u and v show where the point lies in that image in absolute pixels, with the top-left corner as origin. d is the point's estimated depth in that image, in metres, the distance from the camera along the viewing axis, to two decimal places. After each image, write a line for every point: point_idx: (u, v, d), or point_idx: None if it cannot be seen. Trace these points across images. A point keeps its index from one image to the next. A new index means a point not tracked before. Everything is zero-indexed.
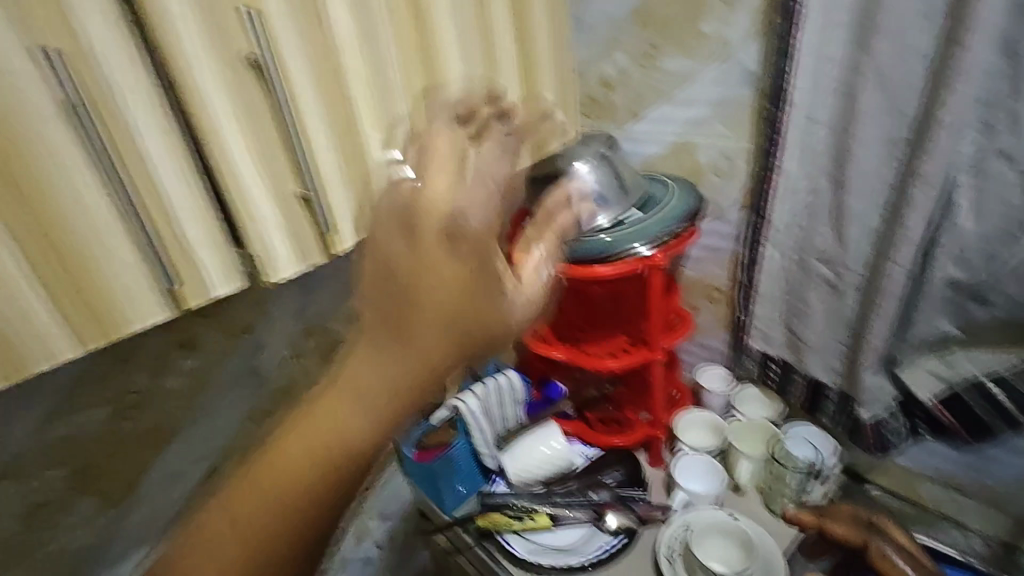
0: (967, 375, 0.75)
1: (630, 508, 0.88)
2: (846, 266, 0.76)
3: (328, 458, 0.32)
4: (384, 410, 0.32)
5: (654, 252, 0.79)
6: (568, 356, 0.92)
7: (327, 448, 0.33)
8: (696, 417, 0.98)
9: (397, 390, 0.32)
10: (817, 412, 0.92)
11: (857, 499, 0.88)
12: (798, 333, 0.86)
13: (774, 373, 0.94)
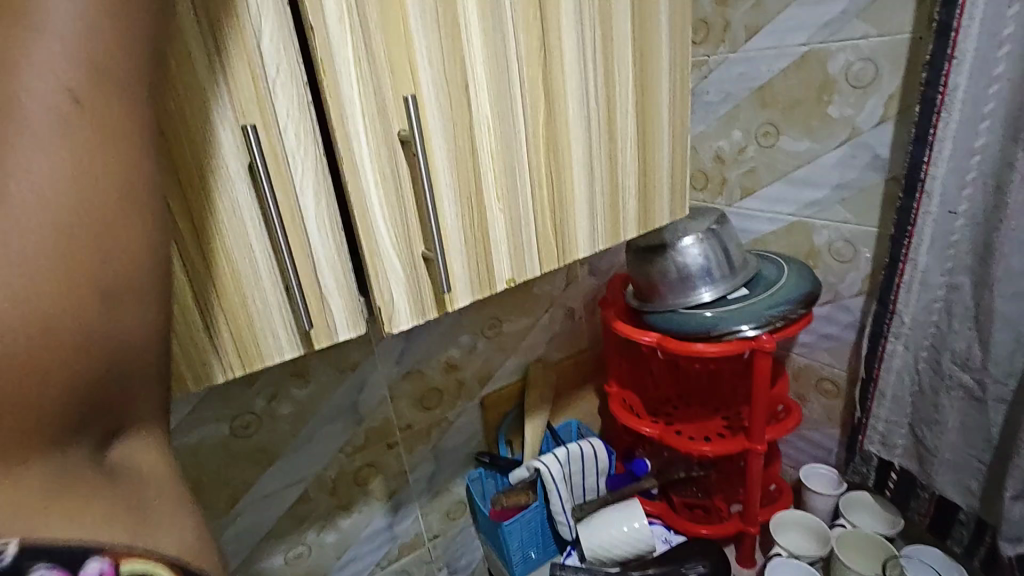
0: None
1: None
2: (988, 374, 0.68)
3: (93, 349, 0.24)
4: (67, 195, 0.23)
5: (762, 334, 0.75)
6: (656, 433, 0.87)
7: (58, 285, 0.23)
8: (796, 517, 0.90)
9: (83, 141, 0.23)
10: (946, 536, 0.80)
11: None
12: (925, 442, 0.77)
13: (892, 484, 0.85)
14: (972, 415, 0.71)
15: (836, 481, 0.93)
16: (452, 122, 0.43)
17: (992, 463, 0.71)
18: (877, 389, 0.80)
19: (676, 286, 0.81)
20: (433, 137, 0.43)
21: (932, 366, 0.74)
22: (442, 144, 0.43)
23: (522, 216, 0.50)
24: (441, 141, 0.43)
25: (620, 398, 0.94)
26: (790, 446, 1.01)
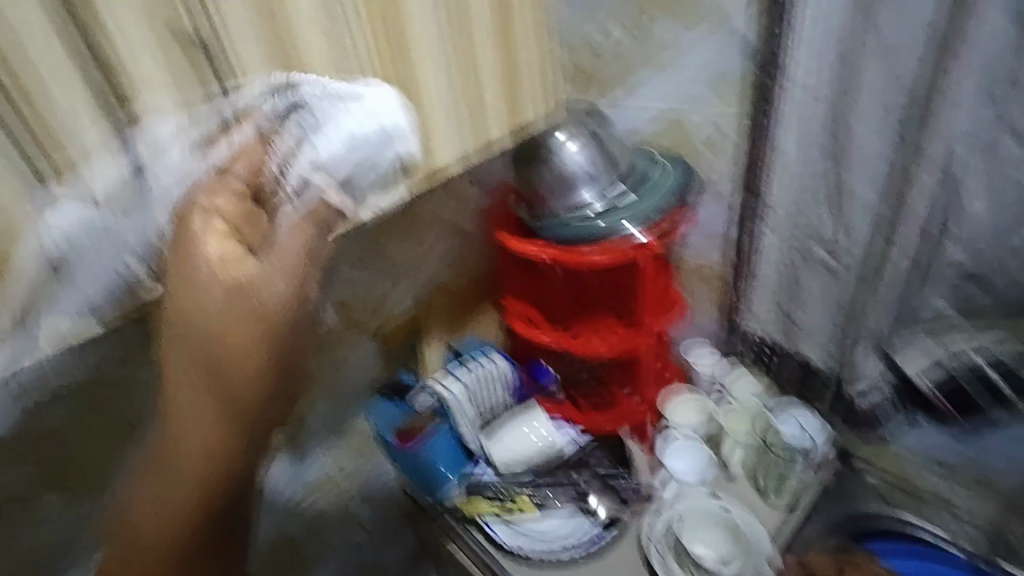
0: (967, 361, 0.77)
1: (616, 495, 0.86)
2: (842, 246, 0.76)
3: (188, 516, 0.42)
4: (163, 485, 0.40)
5: (632, 248, 0.77)
6: (555, 340, 0.93)
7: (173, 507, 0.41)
8: (686, 397, 0.94)
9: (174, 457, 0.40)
10: (810, 396, 0.93)
11: (850, 484, 0.86)
12: (794, 316, 0.86)
13: (767, 360, 0.95)
14: (834, 286, 0.80)
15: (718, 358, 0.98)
16: (269, 31, 0.38)
17: (844, 326, 0.82)
18: (750, 273, 0.87)
19: (563, 191, 0.79)
20: (243, 50, 0.37)
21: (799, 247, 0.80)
22: (251, 56, 0.38)
23: (375, 151, 0.43)
24: (251, 56, 0.38)
25: (521, 312, 0.95)
26: None
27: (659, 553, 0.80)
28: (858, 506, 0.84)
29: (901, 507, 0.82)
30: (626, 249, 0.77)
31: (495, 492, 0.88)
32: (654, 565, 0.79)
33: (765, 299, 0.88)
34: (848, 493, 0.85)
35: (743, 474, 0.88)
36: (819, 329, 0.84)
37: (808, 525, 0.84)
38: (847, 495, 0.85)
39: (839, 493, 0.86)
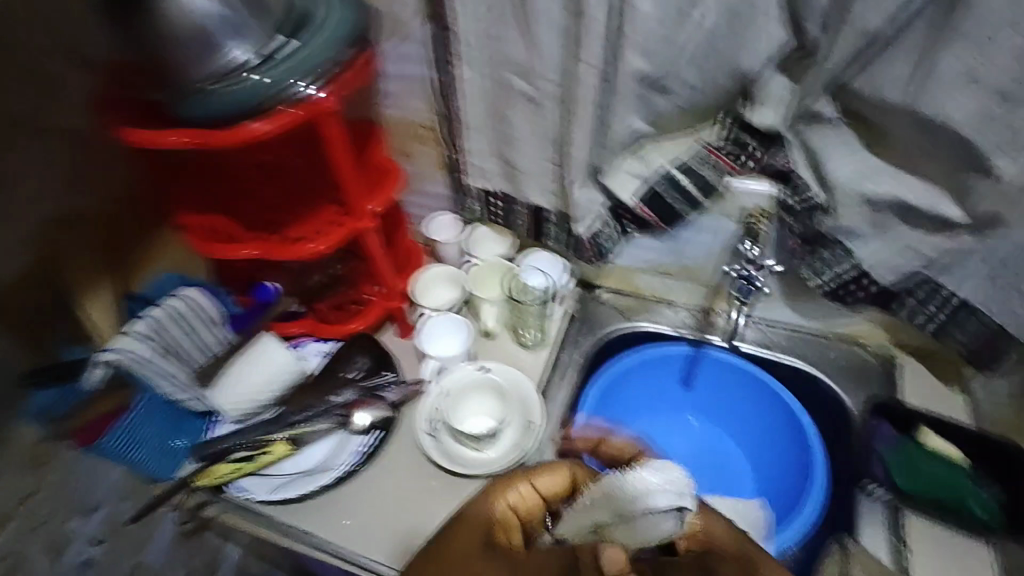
0: (660, 170, 0.76)
1: (381, 400, 0.78)
2: (539, 75, 0.69)
3: None
4: None
5: (293, 108, 0.59)
6: (261, 251, 0.75)
7: None
8: (434, 272, 0.91)
9: None
10: (544, 238, 0.90)
11: (590, 307, 0.95)
12: (511, 162, 0.81)
13: (498, 209, 0.89)
14: (538, 122, 0.74)
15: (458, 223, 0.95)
16: None
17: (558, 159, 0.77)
18: (461, 122, 0.79)
19: (196, 45, 0.58)
20: None
21: (499, 83, 0.73)
22: None
23: None
24: None
25: (199, 225, 0.75)
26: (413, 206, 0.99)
27: (430, 432, 0.77)
28: (601, 326, 0.94)
29: (635, 316, 0.94)
30: (284, 112, 0.59)
31: (241, 448, 0.73)
32: (427, 450, 0.76)
33: (481, 148, 0.81)
34: (595, 318, 0.95)
35: (504, 328, 0.91)
36: (536, 171, 0.80)
37: (566, 352, 0.91)
38: (592, 320, 0.94)
39: (586, 318, 0.95)
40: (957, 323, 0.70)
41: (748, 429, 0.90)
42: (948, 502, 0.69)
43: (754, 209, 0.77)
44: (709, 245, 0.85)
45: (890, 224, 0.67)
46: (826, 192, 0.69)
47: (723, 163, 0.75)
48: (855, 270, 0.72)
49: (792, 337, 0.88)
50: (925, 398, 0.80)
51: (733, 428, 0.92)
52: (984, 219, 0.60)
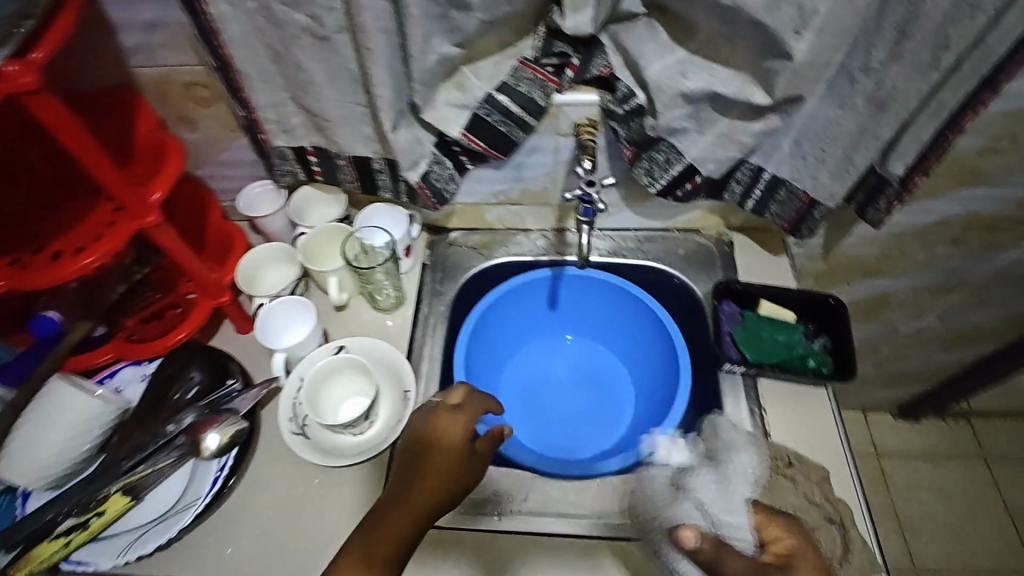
0: (480, 94, 0.70)
1: (229, 413, 0.67)
2: (314, 4, 0.58)
3: None
4: None
5: None
6: (15, 283, 0.57)
7: None
8: (261, 253, 0.80)
9: None
10: (375, 189, 0.80)
11: (445, 252, 0.91)
12: (313, 109, 0.70)
13: (315, 165, 0.78)
14: (329, 59, 0.63)
15: (277, 192, 0.84)
16: None
17: (368, 100, 0.67)
18: (238, 70, 0.66)
19: None
20: None
21: (269, 17, 0.60)
22: None
23: None
24: None
25: None
26: (218, 180, 0.85)
27: (298, 429, 0.70)
28: (458, 270, 0.90)
29: (492, 252, 0.91)
30: None
31: (66, 517, 0.60)
32: (297, 450, 0.69)
33: (274, 98, 0.69)
34: (451, 263, 0.90)
35: (355, 294, 0.84)
36: (343, 116, 0.70)
37: (427, 305, 0.86)
38: (450, 266, 0.90)
39: (443, 266, 0.90)
40: (774, 199, 0.75)
41: (620, 337, 0.94)
42: (790, 366, 0.76)
43: (583, 121, 0.74)
44: (548, 165, 0.81)
45: (707, 118, 0.68)
46: (644, 92, 0.67)
47: (544, 78, 0.70)
48: (686, 167, 0.72)
49: (641, 240, 0.91)
50: (761, 270, 0.86)
51: (626, 352, 0.94)
52: (786, 100, 0.63)
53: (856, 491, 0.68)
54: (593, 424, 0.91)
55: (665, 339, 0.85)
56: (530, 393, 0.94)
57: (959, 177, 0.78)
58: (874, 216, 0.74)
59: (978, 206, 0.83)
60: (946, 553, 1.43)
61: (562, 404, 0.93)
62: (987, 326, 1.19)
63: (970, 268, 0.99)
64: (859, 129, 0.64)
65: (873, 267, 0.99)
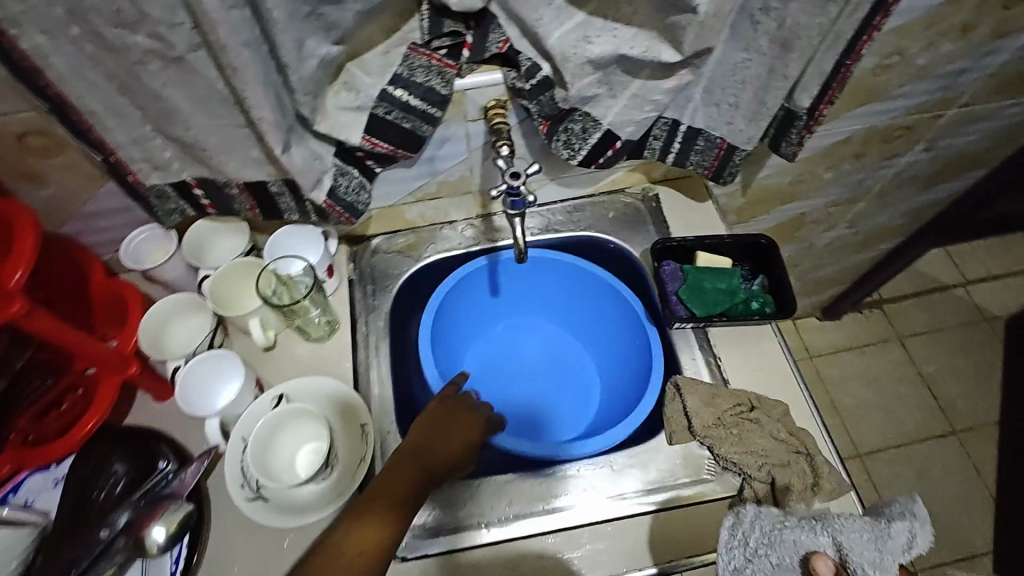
0: (374, 92, 0.63)
1: (172, 499, 0.60)
2: (154, 22, 0.48)
3: None
4: None
5: None
6: None
7: None
8: (164, 309, 0.71)
9: None
10: (279, 213, 0.72)
11: (370, 262, 0.85)
12: (186, 140, 0.60)
13: (203, 198, 0.69)
14: (190, 82, 0.54)
15: (165, 234, 0.74)
16: None
17: (248, 121, 0.59)
18: (80, 110, 0.55)
19: None
20: None
21: (101, 44, 0.50)
22: None
23: None
24: None
25: None
26: (89, 234, 0.73)
27: (254, 494, 0.63)
28: (389, 278, 0.84)
29: (420, 252, 0.86)
30: None
31: None
32: (259, 516, 0.63)
33: (133, 134, 0.59)
34: (379, 272, 0.84)
35: (282, 329, 0.77)
36: (224, 142, 0.61)
37: (365, 323, 0.81)
38: (379, 276, 0.84)
39: (371, 277, 0.84)
40: (695, 150, 0.74)
41: (572, 314, 0.94)
42: (736, 313, 0.76)
43: (491, 103, 0.69)
44: (463, 154, 0.76)
45: (618, 80, 0.65)
46: (549, 64, 0.63)
47: (440, 64, 0.64)
48: (604, 134, 0.70)
49: (570, 210, 0.88)
50: (690, 218, 0.87)
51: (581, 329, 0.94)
52: (694, 53, 0.61)
53: (814, 417, 0.72)
54: (558, 403, 0.91)
55: (619, 308, 0.85)
56: (495, 384, 0.92)
57: (857, 97, 0.80)
58: (788, 149, 0.75)
59: (876, 120, 0.87)
60: (882, 432, 1.58)
61: (530, 393, 0.92)
62: (889, 226, 1.28)
63: (872, 177, 1.04)
64: (766, 71, 0.64)
65: (789, 193, 1.02)
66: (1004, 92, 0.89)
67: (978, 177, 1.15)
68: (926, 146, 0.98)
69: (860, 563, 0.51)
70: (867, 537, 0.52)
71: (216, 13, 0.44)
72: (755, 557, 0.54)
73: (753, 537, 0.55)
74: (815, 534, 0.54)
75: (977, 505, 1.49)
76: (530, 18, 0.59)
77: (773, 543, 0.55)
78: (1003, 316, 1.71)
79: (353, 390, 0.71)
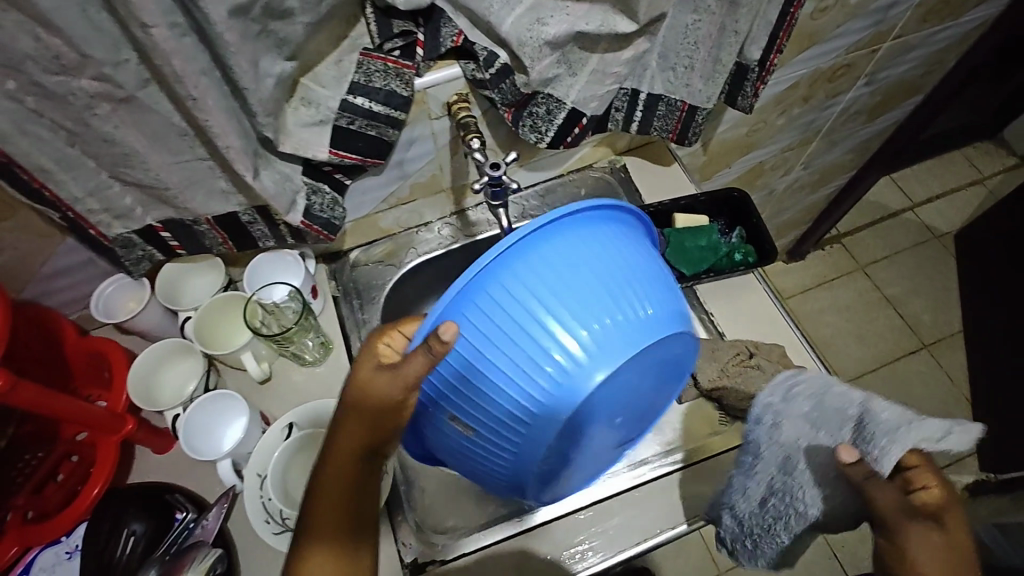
0: (335, 104, 0.62)
1: (201, 546, 0.58)
2: (98, 63, 0.45)
3: None
4: None
5: None
6: None
7: None
8: (150, 359, 0.68)
9: None
10: (255, 242, 0.70)
11: (353, 276, 0.83)
12: (147, 182, 0.57)
13: (171, 240, 0.66)
14: (144, 121, 0.51)
15: (136, 282, 0.71)
16: None
17: (212, 152, 0.57)
18: (28, 167, 0.52)
19: None
20: None
21: (41, 94, 0.47)
22: None
23: None
24: None
25: None
26: (53, 295, 0.69)
27: (280, 527, 0.62)
28: (374, 290, 0.83)
29: (400, 259, 0.85)
30: None
31: None
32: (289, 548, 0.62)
33: (89, 184, 0.56)
34: (363, 285, 0.83)
35: (276, 359, 0.75)
36: (187, 178, 0.58)
37: (358, 337, 0.80)
38: (364, 289, 0.83)
39: (356, 291, 0.83)
40: (657, 115, 0.75)
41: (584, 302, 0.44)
42: (722, 267, 0.79)
43: (454, 98, 0.68)
44: (430, 152, 0.75)
45: (576, 58, 0.65)
46: (506, 50, 0.63)
47: (396, 66, 0.63)
48: (569, 113, 0.70)
49: (542, 194, 0.88)
50: (659, 184, 0.88)
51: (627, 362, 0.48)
52: (648, 20, 0.62)
53: (810, 355, 0.75)
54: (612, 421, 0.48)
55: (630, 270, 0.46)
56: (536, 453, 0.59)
57: (801, 42, 0.83)
58: (744, 103, 0.77)
59: (819, 62, 0.90)
60: (861, 358, 1.65)
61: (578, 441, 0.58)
62: (840, 161, 1.33)
63: (821, 118, 1.08)
64: (718, 29, 0.65)
65: (747, 144, 1.04)
66: (931, 19, 0.93)
67: (916, 103, 1.21)
68: (867, 80, 1.02)
69: (879, 428, 0.50)
70: (900, 408, 0.51)
71: (168, 44, 0.41)
72: (793, 402, 0.58)
73: (792, 389, 0.59)
74: (852, 396, 0.55)
75: (956, 409, 1.59)
76: (479, 7, 0.59)
77: (817, 400, 0.57)
78: (951, 231, 1.81)
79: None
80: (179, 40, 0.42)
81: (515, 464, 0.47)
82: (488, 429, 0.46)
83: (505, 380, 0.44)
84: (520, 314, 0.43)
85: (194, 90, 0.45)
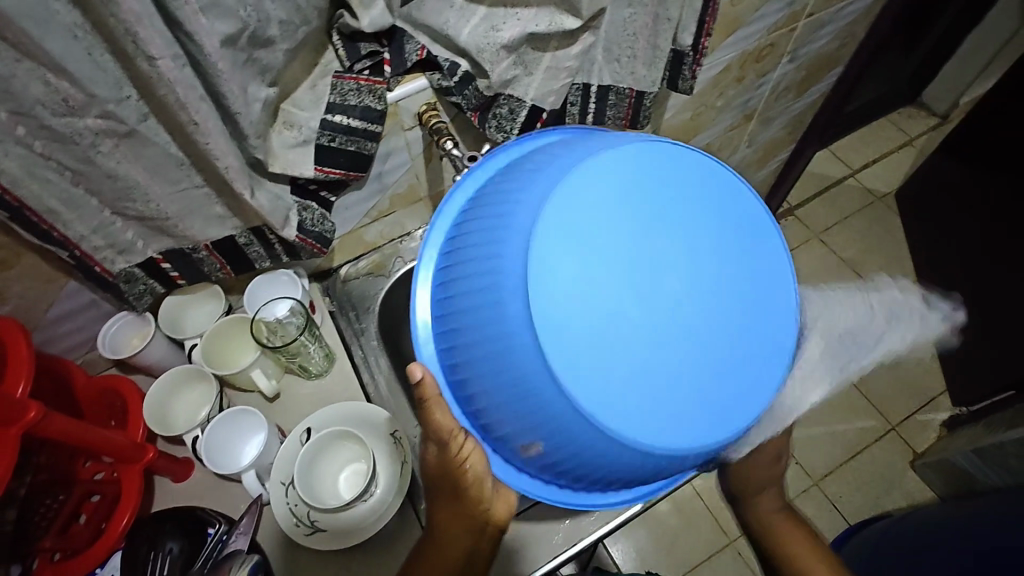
0: (315, 124, 0.67)
1: (241, 553, 0.59)
2: (102, 102, 0.49)
3: None
4: None
5: None
6: None
7: None
8: (163, 388, 0.70)
9: None
10: (252, 264, 0.74)
11: (346, 290, 0.88)
12: (147, 215, 0.61)
13: (172, 271, 0.69)
14: (144, 154, 0.55)
15: (139, 318, 0.74)
16: None
17: (208, 178, 0.61)
18: (38, 210, 0.55)
19: None
20: None
21: (49, 138, 0.50)
22: None
23: None
24: None
25: None
26: (59, 340, 0.71)
27: (312, 528, 0.65)
28: (367, 300, 0.87)
29: (388, 268, 0.89)
30: None
31: None
32: (322, 545, 0.65)
33: (93, 222, 0.59)
34: (357, 297, 0.88)
35: (283, 375, 0.78)
36: (186, 206, 0.62)
37: (358, 346, 0.83)
38: (358, 301, 0.87)
39: (350, 304, 0.87)
40: (609, 105, 0.82)
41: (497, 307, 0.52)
42: None
43: (423, 108, 0.74)
44: (406, 162, 0.80)
45: (531, 58, 0.72)
46: (466, 59, 0.69)
47: (368, 83, 0.68)
48: (530, 110, 0.76)
49: None
50: None
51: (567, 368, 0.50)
52: (591, 15, 0.69)
53: None
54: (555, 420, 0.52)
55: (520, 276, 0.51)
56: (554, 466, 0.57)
57: (727, 27, 0.92)
58: (685, 85, 0.85)
59: (745, 44, 0.99)
60: None
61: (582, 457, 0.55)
62: (778, 137, 1.44)
63: (756, 96, 1.17)
64: (652, 19, 0.73)
65: (693, 127, 1.13)
66: None
67: (838, 75, 1.32)
68: (791, 58, 1.13)
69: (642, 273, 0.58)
70: None
71: (171, 74, 0.47)
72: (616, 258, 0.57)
73: None
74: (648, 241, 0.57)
75: (923, 354, 1.69)
76: (438, 22, 0.66)
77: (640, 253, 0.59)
78: (891, 192, 1.94)
79: (371, 404, 0.75)
80: (180, 70, 0.47)
81: (549, 416, 0.51)
82: (491, 377, 0.53)
83: (495, 303, 0.52)
84: (502, 221, 0.55)
85: (195, 116, 0.50)
